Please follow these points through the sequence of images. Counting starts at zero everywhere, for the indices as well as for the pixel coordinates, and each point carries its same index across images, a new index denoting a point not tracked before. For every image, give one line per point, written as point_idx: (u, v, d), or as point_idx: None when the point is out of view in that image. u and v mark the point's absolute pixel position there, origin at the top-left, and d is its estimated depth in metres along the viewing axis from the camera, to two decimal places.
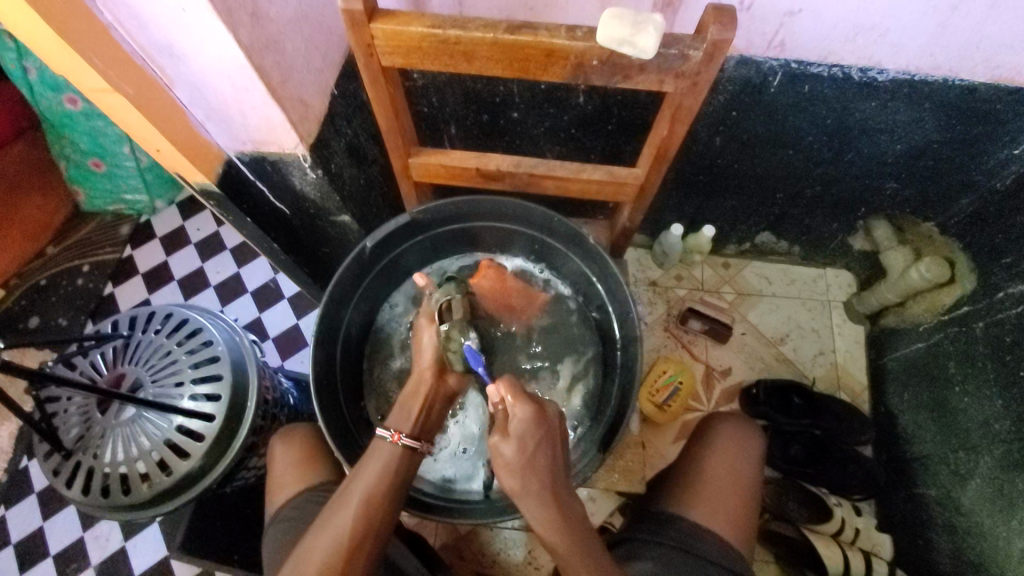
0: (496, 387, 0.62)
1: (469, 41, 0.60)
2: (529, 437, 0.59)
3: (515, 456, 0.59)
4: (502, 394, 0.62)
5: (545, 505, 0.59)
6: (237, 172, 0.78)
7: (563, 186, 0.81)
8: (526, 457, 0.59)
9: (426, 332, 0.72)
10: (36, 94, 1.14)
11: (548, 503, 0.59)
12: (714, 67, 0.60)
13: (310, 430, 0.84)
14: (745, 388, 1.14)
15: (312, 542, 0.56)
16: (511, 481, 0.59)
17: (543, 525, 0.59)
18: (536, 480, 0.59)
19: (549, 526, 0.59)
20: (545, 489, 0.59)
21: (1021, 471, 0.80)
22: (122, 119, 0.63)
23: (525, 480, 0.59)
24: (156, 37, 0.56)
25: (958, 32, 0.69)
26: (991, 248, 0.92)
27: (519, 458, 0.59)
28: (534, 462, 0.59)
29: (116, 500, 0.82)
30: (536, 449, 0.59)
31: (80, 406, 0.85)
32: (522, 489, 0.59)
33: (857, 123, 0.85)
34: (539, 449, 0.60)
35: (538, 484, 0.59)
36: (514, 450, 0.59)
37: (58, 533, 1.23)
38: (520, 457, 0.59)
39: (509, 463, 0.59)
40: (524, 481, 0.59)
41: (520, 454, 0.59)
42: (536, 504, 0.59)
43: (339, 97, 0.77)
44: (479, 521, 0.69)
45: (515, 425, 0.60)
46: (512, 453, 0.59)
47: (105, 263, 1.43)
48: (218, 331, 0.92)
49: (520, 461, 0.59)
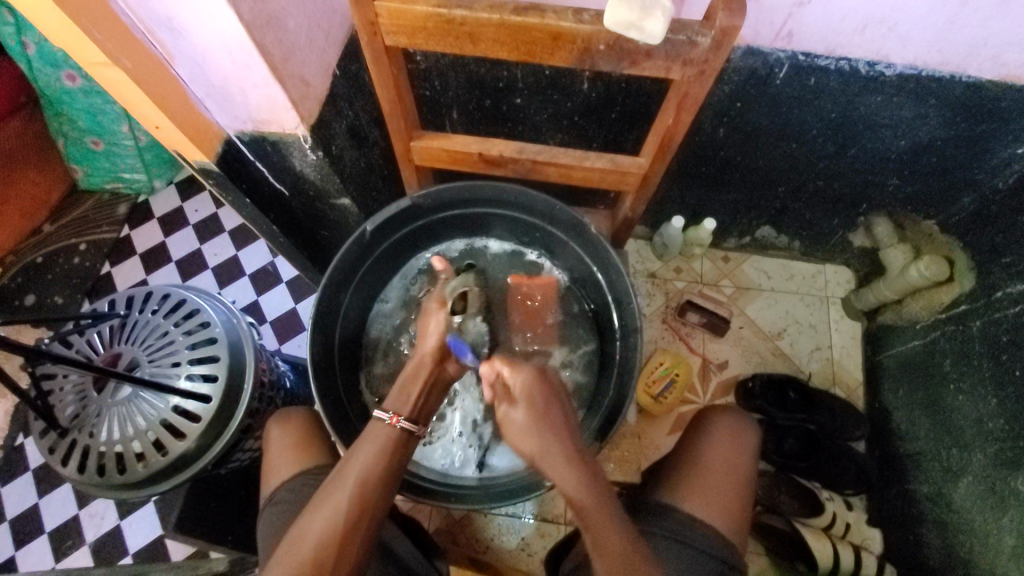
0: (485, 364, 0.69)
1: (475, 22, 0.59)
2: (536, 393, 0.65)
3: (527, 416, 0.63)
4: (495, 367, 0.68)
5: (565, 455, 0.61)
6: (236, 151, 0.78)
7: (565, 174, 0.80)
8: (537, 413, 0.63)
9: (433, 315, 0.73)
10: (34, 70, 1.13)
11: (569, 455, 0.61)
12: (722, 55, 0.59)
13: (308, 414, 0.84)
14: (741, 382, 1.14)
15: (308, 521, 0.56)
16: (529, 443, 0.62)
17: (567, 483, 0.60)
18: (551, 435, 0.62)
19: (573, 481, 0.59)
20: (562, 440, 0.62)
21: (1013, 468, 0.80)
22: (121, 95, 0.62)
23: (543, 435, 0.62)
24: (157, 11, 0.55)
25: (968, 27, 0.69)
26: (991, 247, 0.92)
27: (529, 418, 0.63)
28: (546, 418, 0.63)
29: (112, 479, 0.82)
30: (545, 404, 0.64)
31: (76, 384, 0.85)
32: (542, 448, 0.62)
33: (862, 118, 0.84)
34: (548, 406, 0.64)
35: (554, 438, 0.62)
36: (525, 411, 0.64)
37: (52, 510, 1.23)
38: (530, 414, 0.63)
39: (522, 425, 0.63)
40: (541, 437, 0.62)
41: (530, 411, 0.64)
42: (559, 462, 0.60)
43: (342, 78, 0.76)
44: (474, 507, 0.70)
45: (518, 389, 0.66)
46: (523, 414, 0.64)
47: (102, 243, 1.42)
48: (216, 312, 0.91)
49: (532, 419, 0.63)
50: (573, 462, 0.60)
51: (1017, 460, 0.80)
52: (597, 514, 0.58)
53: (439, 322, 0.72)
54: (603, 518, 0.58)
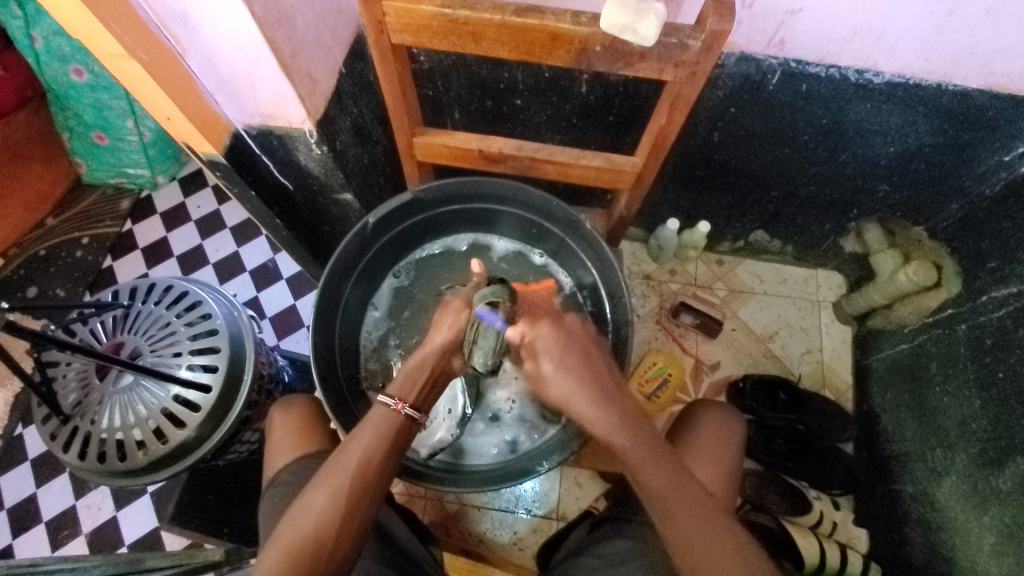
0: (514, 329, 0.71)
1: (478, 22, 0.61)
2: (554, 345, 0.69)
3: (552, 368, 0.69)
4: (523, 332, 0.71)
5: (591, 399, 0.66)
6: (244, 145, 0.80)
7: (563, 172, 0.83)
8: (559, 363, 0.68)
9: (453, 310, 0.73)
10: (41, 63, 1.15)
11: (596, 399, 0.66)
12: (713, 57, 0.61)
13: (309, 403, 0.86)
14: (732, 382, 1.16)
15: (312, 497, 0.58)
16: (559, 391, 0.69)
17: (598, 424, 0.66)
18: (577, 382, 0.67)
19: (606, 423, 0.65)
20: (588, 384, 0.67)
21: (995, 467, 0.83)
22: (135, 86, 0.64)
23: (570, 382, 0.68)
24: (173, 7, 0.57)
25: (953, 37, 0.71)
26: (977, 252, 0.94)
27: (556, 367, 0.69)
28: (567, 367, 0.68)
29: (113, 465, 0.84)
30: (565, 353, 0.69)
31: (79, 371, 0.87)
32: (572, 395, 0.67)
33: (852, 124, 0.87)
34: (568, 353, 0.69)
35: (580, 386, 0.67)
36: (550, 363, 0.69)
37: (50, 500, 1.24)
38: (555, 366, 0.68)
39: (550, 376, 0.69)
40: (570, 383, 0.68)
41: (554, 363, 0.69)
42: (588, 405, 0.66)
43: (347, 76, 0.78)
44: (466, 490, 0.72)
45: (541, 343, 0.70)
46: (549, 366, 0.69)
47: (105, 237, 1.44)
48: (218, 304, 0.93)
49: (556, 370, 0.68)
50: (600, 406, 0.66)
51: (999, 459, 0.82)
52: (636, 457, 0.63)
53: (456, 320, 0.72)
54: (642, 459, 0.62)
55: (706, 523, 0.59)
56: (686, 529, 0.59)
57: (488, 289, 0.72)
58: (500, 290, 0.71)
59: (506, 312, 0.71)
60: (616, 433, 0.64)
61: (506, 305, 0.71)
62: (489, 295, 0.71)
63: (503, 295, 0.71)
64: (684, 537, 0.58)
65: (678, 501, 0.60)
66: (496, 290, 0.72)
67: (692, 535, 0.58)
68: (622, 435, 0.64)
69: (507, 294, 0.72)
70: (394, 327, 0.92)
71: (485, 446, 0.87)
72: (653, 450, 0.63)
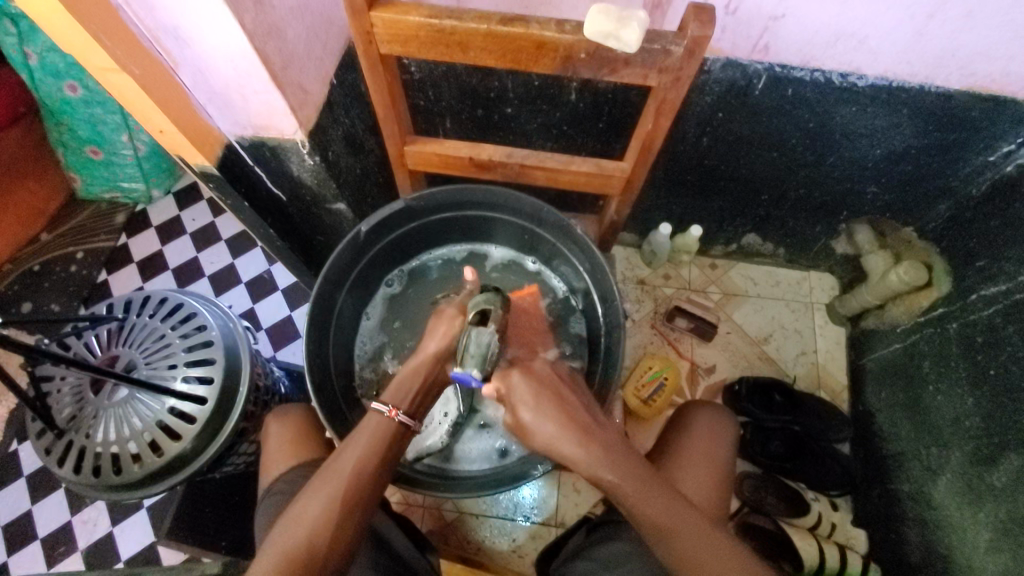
0: (491, 385, 0.70)
1: (464, 32, 0.62)
2: (526, 394, 0.67)
3: (530, 416, 0.66)
4: (498, 387, 0.70)
5: (574, 439, 0.63)
6: (236, 156, 0.81)
7: (553, 178, 0.83)
8: (535, 409, 0.66)
9: (447, 319, 0.74)
10: (36, 80, 1.16)
11: (579, 438, 0.63)
12: (696, 63, 0.63)
13: (304, 413, 0.86)
14: (728, 385, 1.17)
15: (306, 504, 0.58)
16: (540, 441, 0.66)
17: (582, 465, 0.63)
18: (555, 428, 0.64)
19: (592, 463, 0.62)
20: (568, 421, 0.65)
21: (989, 464, 0.83)
22: (127, 100, 0.65)
23: (547, 427, 0.65)
24: (164, 20, 0.58)
25: (933, 40, 0.73)
26: (966, 252, 0.95)
27: (532, 416, 0.66)
28: (543, 410, 0.66)
29: (108, 479, 0.84)
30: (536, 399, 0.67)
31: (74, 386, 0.87)
32: (552, 441, 0.64)
33: (838, 127, 0.88)
34: (542, 397, 0.67)
35: (558, 430, 0.64)
36: (527, 410, 0.66)
37: (45, 516, 1.24)
38: (532, 414, 0.66)
39: (528, 426, 0.67)
40: (549, 428, 0.65)
41: (530, 410, 0.66)
42: (571, 446, 0.63)
43: (339, 87, 0.79)
44: (458, 497, 0.73)
45: (517, 395, 0.68)
46: (527, 414, 0.66)
47: (100, 251, 1.44)
48: (213, 316, 0.93)
49: (534, 417, 0.66)
50: (585, 443, 0.63)
51: (994, 457, 0.82)
52: (628, 490, 0.60)
53: (449, 327, 0.73)
54: (633, 493, 0.60)
55: (705, 541, 0.59)
56: (687, 551, 0.58)
57: (481, 297, 0.73)
58: (493, 298, 0.73)
59: (499, 319, 0.72)
60: (604, 471, 0.61)
61: (498, 312, 0.72)
62: (481, 303, 0.73)
63: (496, 302, 0.73)
64: (686, 558, 0.58)
65: (676, 527, 0.59)
66: (489, 298, 0.73)
67: (694, 556, 0.58)
68: (611, 472, 0.61)
69: (501, 301, 0.74)
70: (388, 335, 0.92)
71: (474, 451, 0.88)
72: (645, 480, 0.61)
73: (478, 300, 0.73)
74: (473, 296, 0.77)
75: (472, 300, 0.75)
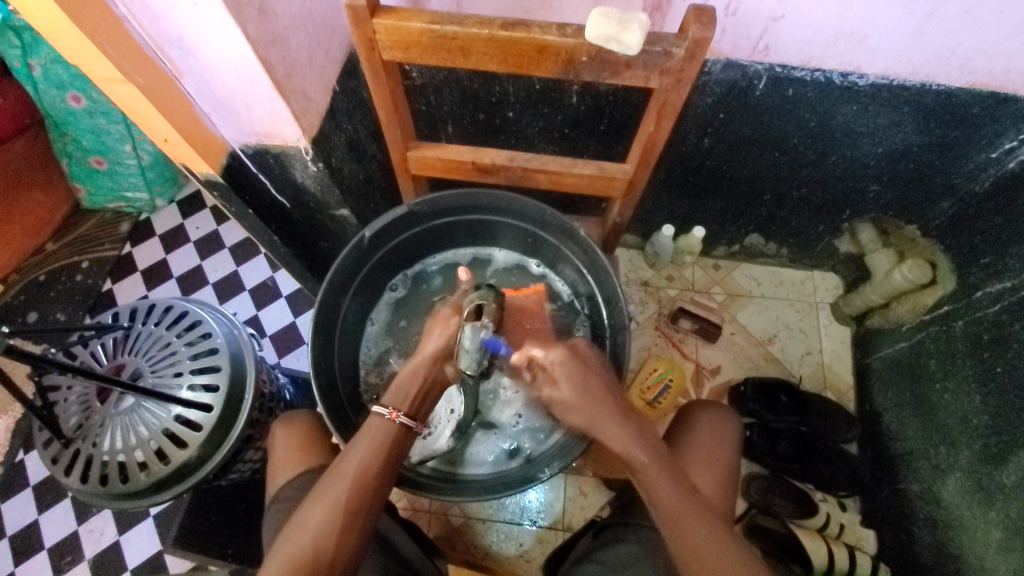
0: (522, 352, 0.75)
1: (466, 37, 0.62)
2: (572, 371, 0.70)
3: (573, 394, 0.69)
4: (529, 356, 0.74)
5: (614, 417, 0.66)
6: (240, 164, 0.81)
7: (555, 181, 0.84)
8: (579, 388, 0.68)
9: (444, 320, 0.74)
10: (39, 91, 1.16)
11: (616, 416, 0.66)
12: (697, 64, 0.63)
13: (309, 419, 0.86)
14: (733, 386, 1.16)
15: (308, 512, 0.58)
16: (579, 418, 0.68)
17: (617, 442, 0.65)
18: (594, 405, 0.67)
19: (623, 440, 0.65)
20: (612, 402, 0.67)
21: (998, 462, 0.82)
22: (133, 110, 0.66)
23: (590, 406, 0.67)
24: (167, 30, 0.59)
25: (933, 38, 0.73)
26: (970, 249, 0.95)
27: (574, 396, 0.69)
28: (586, 388, 0.68)
29: (114, 488, 0.84)
30: (584, 379, 0.69)
31: (80, 395, 0.86)
32: (592, 419, 0.67)
33: (840, 126, 0.88)
34: (586, 377, 0.69)
35: (600, 409, 0.67)
36: (570, 388, 0.69)
37: (52, 526, 1.24)
38: (575, 392, 0.68)
39: (567, 402, 0.69)
40: (590, 406, 0.67)
41: (573, 388, 0.69)
42: (613, 424, 0.66)
43: (341, 94, 0.80)
44: (466, 501, 0.72)
45: (559, 370, 0.70)
46: (568, 392, 0.69)
47: (104, 261, 1.45)
48: (218, 323, 0.93)
49: (577, 394, 0.68)
50: (623, 421, 0.66)
51: (1002, 455, 0.82)
52: (651, 468, 0.64)
53: (446, 326, 0.73)
54: (656, 469, 0.63)
55: (710, 531, 0.60)
56: (693, 540, 0.59)
57: (476, 293, 0.75)
58: (487, 293, 0.75)
59: (492, 314, 0.73)
60: (634, 445, 0.64)
61: (493, 307, 0.73)
62: (476, 299, 0.74)
63: (490, 297, 0.74)
64: (692, 548, 0.59)
65: (684, 514, 0.61)
66: (484, 294, 0.75)
67: (700, 544, 0.59)
68: (639, 448, 0.64)
69: (495, 297, 0.76)
70: (393, 340, 0.93)
71: (482, 454, 0.88)
72: (666, 461, 0.64)
73: (473, 298, 0.75)
74: (467, 295, 0.77)
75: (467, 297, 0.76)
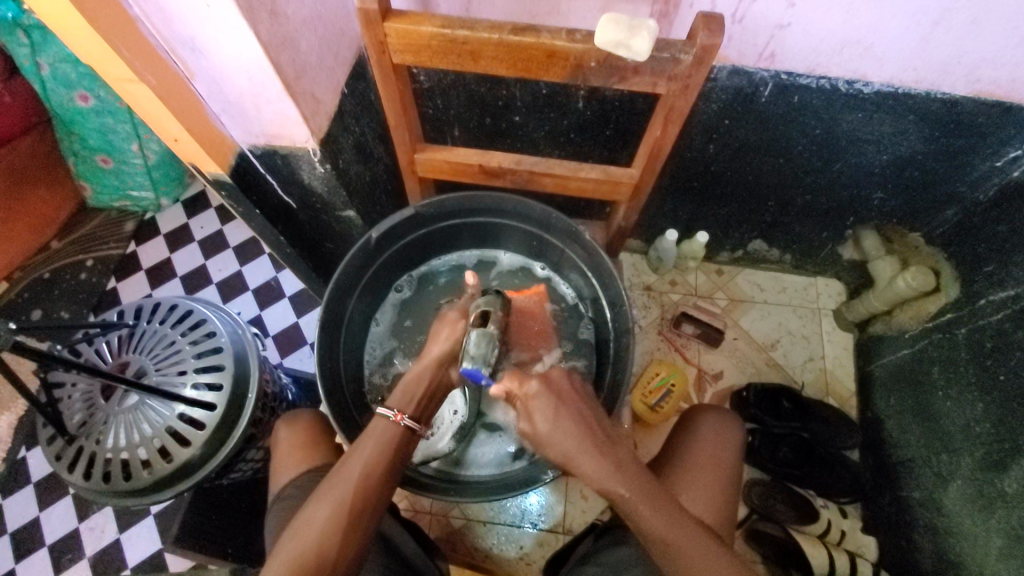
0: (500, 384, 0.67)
1: (476, 41, 0.63)
2: (545, 405, 0.65)
3: (547, 428, 0.64)
4: (508, 387, 0.67)
5: (592, 457, 0.62)
6: (248, 164, 0.82)
7: (561, 185, 0.84)
8: (553, 422, 0.64)
9: (450, 323, 0.74)
10: (48, 90, 1.17)
11: (595, 453, 0.62)
12: (704, 71, 0.63)
13: (314, 418, 0.87)
14: (735, 391, 1.16)
15: (313, 512, 0.58)
16: (555, 451, 0.64)
17: (596, 479, 0.62)
18: (571, 442, 0.63)
19: (606, 478, 0.61)
20: (589, 441, 0.63)
21: (1000, 471, 0.82)
22: (144, 109, 0.66)
23: (564, 442, 0.63)
24: (180, 32, 0.59)
25: (939, 47, 0.73)
26: (974, 257, 0.95)
27: (548, 429, 0.64)
28: (561, 421, 0.64)
29: (117, 486, 0.84)
30: (556, 411, 0.64)
31: (84, 392, 0.87)
32: (569, 455, 0.63)
33: (845, 133, 0.88)
34: (561, 410, 0.65)
35: (576, 442, 0.63)
36: (544, 422, 0.64)
37: (53, 523, 1.24)
38: (550, 426, 0.64)
39: (541, 434, 0.65)
40: (567, 442, 0.63)
41: (547, 422, 0.64)
42: (588, 462, 0.62)
43: (349, 96, 0.80)
44: (462, 502, 0.72)
45: (532, 403, 0.65)
46: (542, 425, 0.64)
47: (109, 259, 1.45)
48: (223, 323, 0.94)
49: (551, 428, 0.64)
50: (601, 460, 0.62)
51: (1004, 464, 0.82)
52: (637, 503, 0.61)
53: (453, 331, 0.73)
54: (644, 506, 0.61)
55: (705, 557, 0.60)
56: (689, 569, 0.59)
57: (483, 299, 0.74)
58: (494, 299, 0.74)
59: (498, 321, 0.73)
60: (615, 483, 0.61)
61: (499, 313, 0.73)
62: (482, 305, 0.74)
63: (496, 304, 0.74)
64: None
65: (678, 545, 0.60)
66: (490, 300, 0.75)
67: (690, 571, 0.59)
68: (624, 485, 0.61)
69: (501, 302, 0.75)
70: (397, 340, 0.93)
71: (485, 455, 0.88)
72: (654, 496, 0.62)
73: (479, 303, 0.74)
74: (475, 300, 0.77)
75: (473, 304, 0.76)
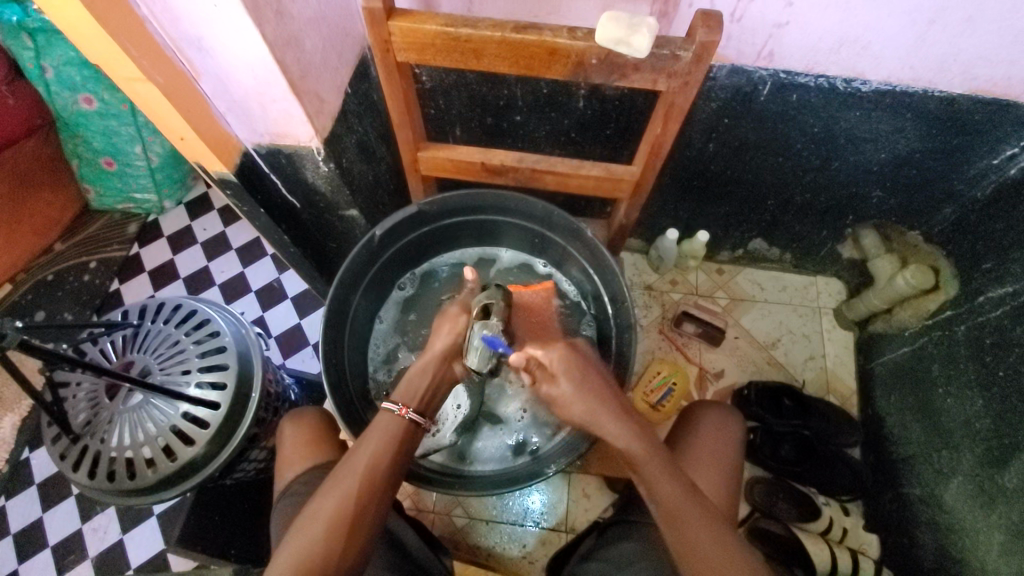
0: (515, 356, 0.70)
1: (479, 40, 0.64)
2: (573, 366, 0.67)
3: (573, 389, 0.66)
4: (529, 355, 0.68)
5: (615, 414, 0.66)
6: (252, 164, 0.83)
7: (563, 182, 0.85)
8: (579, 383, 0.66)
9: (451, 317, 0.73)
10: (52, 93, 1.18)
11: (618, 415, 0.66)
12: (704, 67, 0.64)
13: (317, 415, 0.87)
14: (737, 390, 1.17)
15: (320, 504, 0.59)
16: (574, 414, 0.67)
17: (618, 439, 0.66)
18: (595, 400, 0.66)
19: (624, 439, 0.65)
20: (611, 404, 0.67)
21: (1000, 465, 0.83)
22: (152, 109, 0.67)
23: (589, 403, 0.66)
24: (187, 31, 0.60)
25: (936, 44, 0.74)
26: (973, 255, 0.96)
27: (575, 392, 0.66)
28: (587, 382, 0.67)
29: (122, 484, 0.84)
30: (582, 371, 0.67)
31: (89, 391, 0.87)
32: (592, 415, 0.66)
33: (843, 132, 0.89)
34: (588, 374, 0.68)
35: (600, 404, 0.66)
36: (570, 384, 0.66)
37: (55, 524, 1.24)
38: (577, 387, 0.66)
39: (568, 397, 0.67)
40: (590, 402, 0.66)
41: (574, 384, 0.66)
42: (610, 423, 0.66)
43: (352, 96, 0.81)
44: (456, 493, 0.72)
45: (557, 365, 0.67)
46: (569, 387, 0.66)
47: (112, 261, 1.46)
48: (226, 322, 0.94)
49: (577, 391, 0.66)
50: (624, 420, 0.66)
51: (1003, 458, 0.82)
52: (652, 467, 0.64)
53: (454, 325, 0.73)
54: (654, 468, 0.64)
55: (714, 535, 0.61)
56: (696, 542, 0.60)
57: (485, 294, 0.74)
58: (495, 294, 0.73)
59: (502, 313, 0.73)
60: (634, 443, 0.65)
61: (501, 306, 0.73)
62: (483, 299, 0.73)
63: (499, 297, 0.73)
64: (695, 550, 0.60)
65: (686, 512, 0.62)
66: (491, 294, 0.74)
67: (698, 542, 0.60)
68: (638, 448, 0.65)
69: (503, 295, 0.74)
70: (401, 337, 0.94)
71: (489, 449, 0.89)
72: (664, 457, 0.65)
73: (480, 299, 0.74)
74: (476, 295, 0.76)
75: (474, 299, 0.75)
